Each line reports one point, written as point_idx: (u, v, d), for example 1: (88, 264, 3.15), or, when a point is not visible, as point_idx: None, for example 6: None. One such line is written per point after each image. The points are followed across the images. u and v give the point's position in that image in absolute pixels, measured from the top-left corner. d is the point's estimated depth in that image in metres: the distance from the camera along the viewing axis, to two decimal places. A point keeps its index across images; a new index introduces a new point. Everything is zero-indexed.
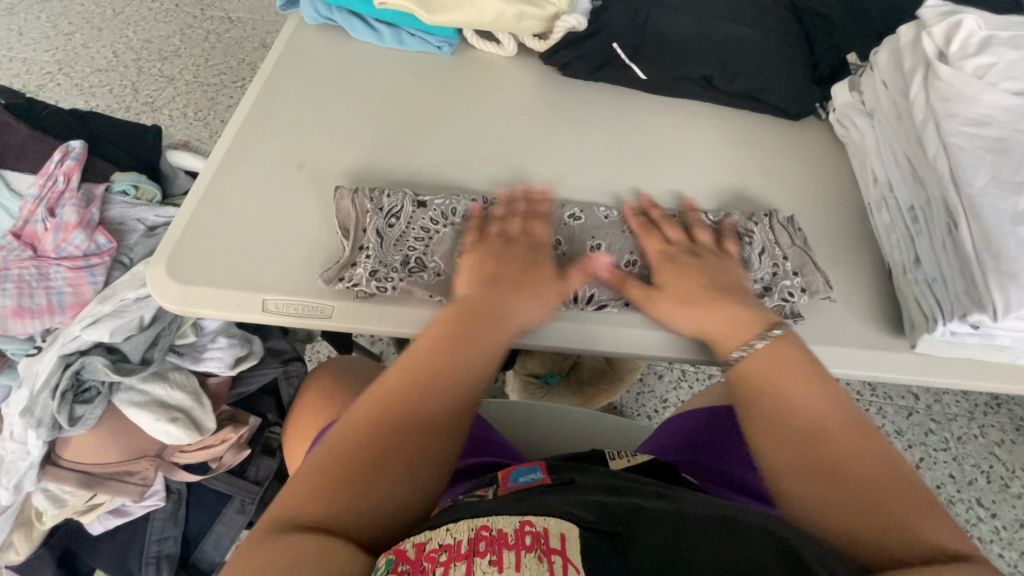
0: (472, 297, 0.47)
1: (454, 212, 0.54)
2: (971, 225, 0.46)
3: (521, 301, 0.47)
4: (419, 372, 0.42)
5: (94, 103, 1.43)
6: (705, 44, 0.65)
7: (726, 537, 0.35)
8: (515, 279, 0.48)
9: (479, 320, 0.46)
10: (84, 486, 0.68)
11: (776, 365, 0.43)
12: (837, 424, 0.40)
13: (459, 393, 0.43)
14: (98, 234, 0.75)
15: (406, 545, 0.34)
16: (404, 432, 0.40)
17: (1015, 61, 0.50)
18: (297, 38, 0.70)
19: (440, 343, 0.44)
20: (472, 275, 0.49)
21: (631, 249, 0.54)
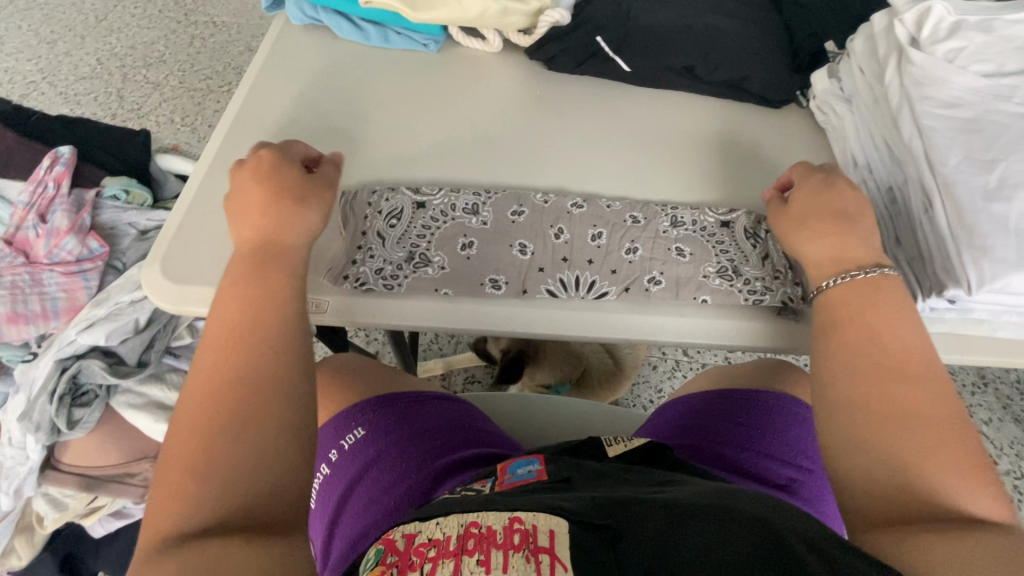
0: (249, 239, 0.47)
1: (454, 207, 0.56)
2: (945, 202, 0.48)
3: (292, 216, 0.48)
4: (223, 327, 0.42)
5: (80, 110, 1.42)
6: (687, 36, 0.66)
7: (720, 523, 0.35)
8: (272, 203, 0.49)
9: (259, 253, 0.47)
10: (84, 488, 0.69)
11: (873, 296, 0.45)
12: (918, 367, 0.41)
13: (264, 322, 0.43)
14: (90, 238, 0.75)
15: (398, 537, 0.39)
16: (241, 389, 0.39)
17: (984, 44, 0.52)
18: (284, 39, 0.71)
19: (226, 305, 0.44)
20: (239, 222, 0.48)
21: (629, 238, 0.55)
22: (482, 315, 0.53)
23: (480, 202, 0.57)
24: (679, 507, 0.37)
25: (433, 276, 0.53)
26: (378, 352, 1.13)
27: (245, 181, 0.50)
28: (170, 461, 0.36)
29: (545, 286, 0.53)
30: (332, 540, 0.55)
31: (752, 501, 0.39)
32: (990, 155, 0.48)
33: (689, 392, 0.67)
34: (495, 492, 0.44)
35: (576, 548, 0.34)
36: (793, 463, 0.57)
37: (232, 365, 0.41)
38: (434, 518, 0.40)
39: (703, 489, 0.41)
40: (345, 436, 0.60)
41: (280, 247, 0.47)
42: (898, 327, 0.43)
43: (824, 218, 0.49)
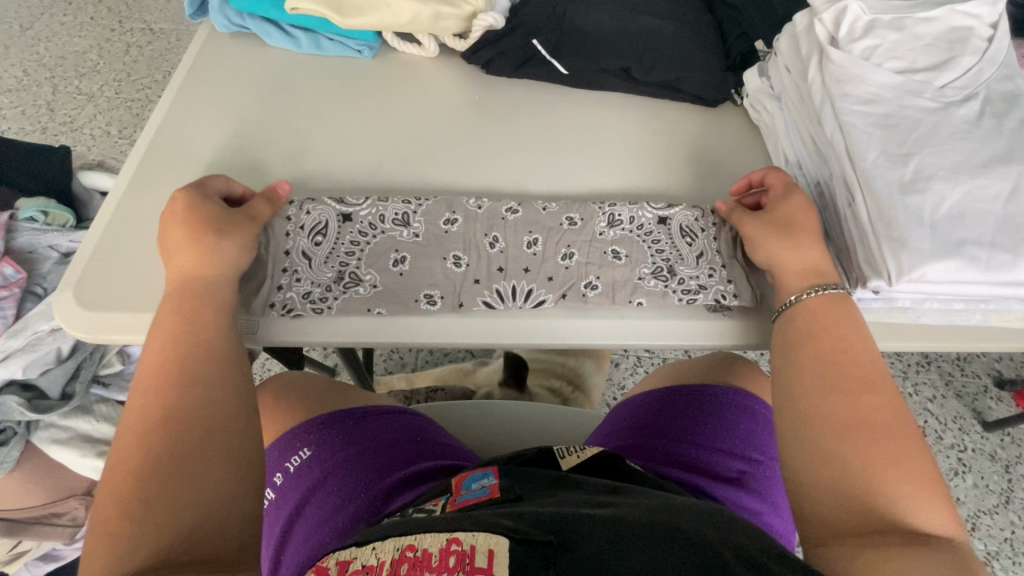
0: (181, 272, 0.46)
1: (382, 219, 0.55)
2: (866, 197, 0.49)
3: (223, 248, 0.47)
4: (152, 369, 0.41)
5: (5, 125, 1.33)
6: (621, 38, 0.67)
7: (662, 548, 0.35)
8: (200, 233, 0.47)
9: (195, 287, 0.45)
10: (5, 533, 0.65)
11: (836, 314, 0.46)
12: (881, 383, 0.42)
13: (202, 360, 0.42)
14: (3, 264, 0.70)
15: (330, 562, 0.38)
16: (179, 429, 0.39)
17: (896, 42, 0.54)
18: (210, 48, 0.68)
19: (162, 343, 0.42)
20: (169, 256, 0.47)
21: (567, 243, 0.55)
22: (421, 332, 0.52)
23: (410, 211, 0.55)
24: (622, 524, 0.37)
25: (364, 295, 0.52)
26: (336, 366, 1.10)
27: (171, 213, 0.48)
28: (104, 504, 0.36)
29: (481, 298, 0.53)
30: (279, 568, 0.53)
31: (696, 517, 0.39)
32: (905, 149, 0.50)
33: (643, 390, 0.67)
34: (445, 512, 0.43)
35: (515, 567, 0.34)
36: (743, 455, 0.58)
37: (169, 405, 0.40)
38: (370, 543, 0.39)
39: (649, 503, 0.41)
40: (290, 458, 0.58)
41: (217, 281, 0.46)
42: (859, 339, 0.45)
43: (803, 231, 0.51)
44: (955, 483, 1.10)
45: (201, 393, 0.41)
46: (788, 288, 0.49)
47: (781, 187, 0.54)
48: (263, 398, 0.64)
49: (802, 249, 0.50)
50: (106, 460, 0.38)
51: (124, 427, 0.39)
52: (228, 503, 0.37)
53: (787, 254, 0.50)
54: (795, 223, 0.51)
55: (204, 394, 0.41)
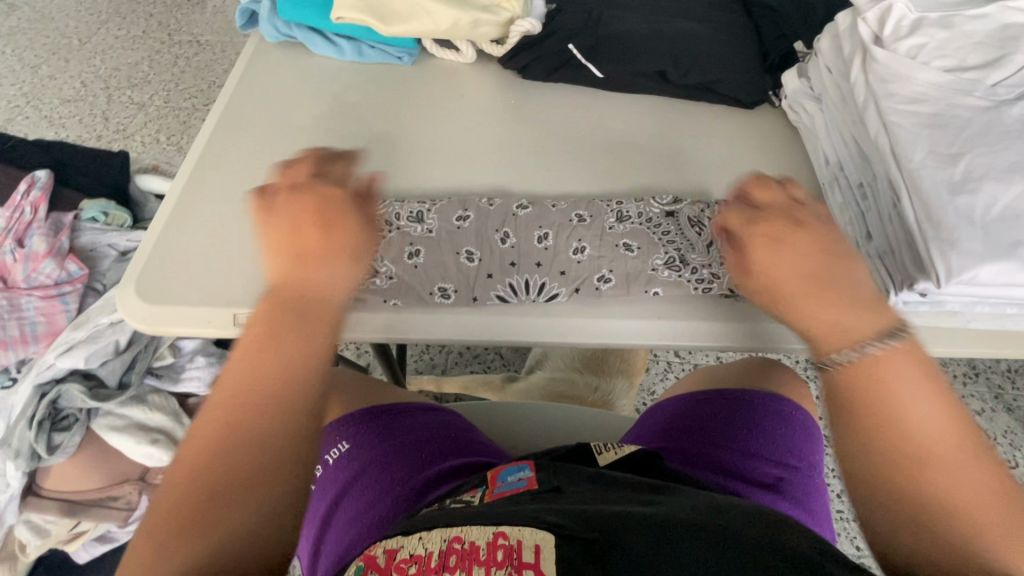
0: (287, 277, 0.39)
1: (398, 216, 0.56)
2: (912, 198, 0.48)
3: (337, 267, 0.40)
4: (245, 387, 0.35)
5: (64, 133, 1.42)
6: (657, 41, 0.67)
7: (712, 546, 0.35)
8: (324, 246, 0.40)
9: (288, 299, 0.38)
10: (67, 513, 0.70)
11: (898, 374, 0.36)
12: (942, 447, 0.34)
13: (274, 393, 0.35)
14: (69, 261, 0.76)
15: (378, 552, 0.39)
16: (247, 471, 0.33)
17: (944, 40, 0.53)
18: (259, 56, 0.72)
19: (256, 350, 0.36)
20: (281, 249, 0.40)
21: (575, 236, 0.56)
22: (452, 324, 0.53)
23: (424, 210, 0.57)
24: (667, 523, 0.37)
25: (381, 287, 0.54)
26: (369, 364, 1.13)
27: (294, 203, 0.41)
28: (151, 540, 0.31)
29: (494, 292, 0.54)
30: (320, 557, 0.54)
31: (741, 518, 0.39)
32: (955, 149, 0.49)
33: (677, 394, 0.67)
34: (485, 501, 0.44)
35: (565, 565, 0.34)
36: (779, 462, 0.57)
37: (242, 433, 0.34)
38: (417, 533, 0.40)
39: (694, 504, 0.41)
40: (331, 450, 0.60)
41: (311, 300, 0.39)
42: (914, 402, 0.35)
43: (796, 284, 0.40)
44: None
45: (298, 435, 0.35)
46: (822, 347, 0.39)
47: (739, 239, 0.45)
48: None
49: (817, 304, 0.39)
50: (166, 467, 0.33)
51: (198, 437, 0.34)
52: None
53: (810, 307, 0.40)
54: (780, 288, 0.41)
55: (281, 438, 0.35)
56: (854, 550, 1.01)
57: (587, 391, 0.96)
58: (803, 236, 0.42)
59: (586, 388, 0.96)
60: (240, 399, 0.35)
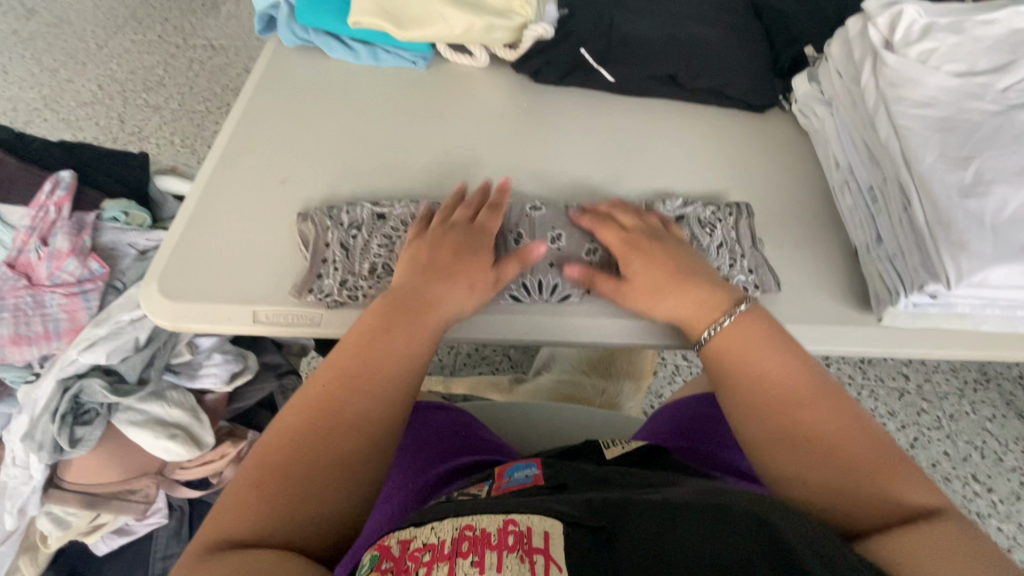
0: (410, 287, 0.49)
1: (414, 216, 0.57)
2: (922, 200, 0.49)
3: (452, 289, 0.49)
4: (359, 364, 0.43)
5: (82, 136, 1.45)
6: (668, 45, 0.68)
7: (714, 522, 0.36)
8: (442, 271, 0.50)
9: (421, 304, 0.48)
10: (86, 505, 0.71)
11: (747, 339, 0.45)
12: (800, 387, 0.42)
13: (399, 376, 0.44)
14: (91, 259, 0.77)
15: (391, 543, 0.39)
16: (353, 421, 0.41)
17: (955, 45, 0.54)
18: (277, 59, 0.73)
19: (373, 338, 0.45)
20: (416, 267, 0.50)
21: (589, 239, 0.56)
22: (464, 323, 0.55)
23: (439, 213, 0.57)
24: (669, 506, 0.38)
25: None
26: None
27: (436, 235, 0.53)
28: (266, 458, 0.39)
29: (508, 292, 0.55)
30: None
31: (742, 497, 0.40)
32: (965, 152, 0.49)
33: (686, 396, 0.68)
34: (491, 494, 0.45)
35: (572, 551, 0.35)
36: None
37: (348, 398, 0.42)
38: (429, 522, 0.40)
39: (696, 489, 0.42)
40: None
41: (438, 312, 0.48)
42: (767, 357, 0.44)
43: (666, 280, 0.50)
44: (1017, 509, 1.04)
45: (389, 416, 0.43)
46: (696, 328, 0.48)
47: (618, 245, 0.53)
48: None
49: (664, 304, 0.50)
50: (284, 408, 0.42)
51: (315, 389, 0.42)
52: (344, 520, 0.38)
53: (662, 308, 0.50)
54: (657, 285, 0.50)
55: (390, 411, 0.43)
56: None
57: (594, 394, 0.96)
58: (663, 244, 0.52)
59: (593, 390, 0.97)
60: (353, 372, 0.43)
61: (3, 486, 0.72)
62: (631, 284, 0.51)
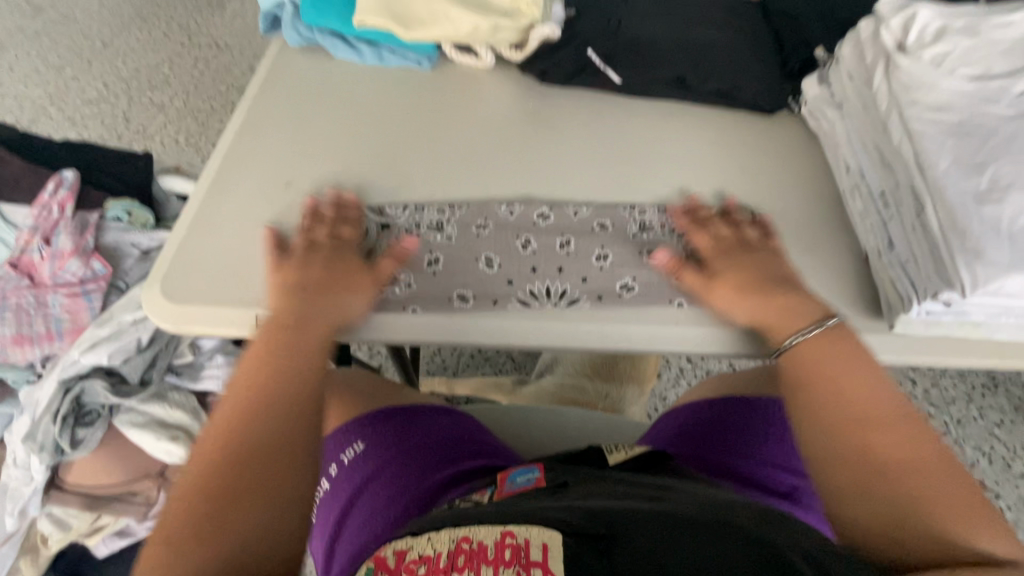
0: (289, 308, 0.49)
1: (419, 224, 0.58)
2: (936, 206, 0.48)
3: (333, 300, 0.51)
4: (249, 399, 0.45)
5: (86, 134, 1.45)
6: (676, 47, 0.67)
7: (717, 540, 0.35)
8: (325, 285, 0.51)
9: (296, 324, 0.48)
10: (88, 508, 0.72)
11: (840, 358, 0.45)
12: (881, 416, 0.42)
13: (286, 401, 0.45)
14: (93, 260, 0.77)
15: (388, 553, 0.39)
16: (251, 461, 0.42)
17: (970, 48, 0.53)
18: (281, 59, 0.73)
19: (257, 368, 0.46)
20: (291, 287, 0.51)
21: (599, 243, 0.57)
22: (467, 327, 0.54)
23: (444, 218, 0.58)
24: (672, 517, 0.38)
25: (400, 295, 0.54)
26: (381, 365, 1.14)
27: (316, 253, 0.53)
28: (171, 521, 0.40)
29: (515, 298, 0.54)
30: (333, 555, 0.54)
31: (745, 514, 0.39)
32: (980, 158, 0.48)
33: (690, 399, 0.67)
34: (493, 500, 0.44)
35: (572, 561, 0.34)
36: (792, 468, 0.57)
37: (242, 436, 0.43)
38: (424, 534, 0.40)
39: (700, 499, 0.41)
40: (344, 450, 0.60)
41: (316, 326, 0.49)
42: (855, 381, 0.44)
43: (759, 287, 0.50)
44: None
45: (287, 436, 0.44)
46: (779, 335, 0.49)
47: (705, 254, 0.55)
48: None
49: (749, 307, 0.50)
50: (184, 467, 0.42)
51: (209, 437, 0.43)
52: (267, 555, 0.40)
53: (742, 310, 0.51)
54: (744, 288, 0.51)
55: (283, 434, 0.44)
56: None
57: (597, 398, 0.95)
58: (759, 256, 0.52)
59: (596, 394, 0.96)
60: (244, 408, 0.44)
61: (5, 487, 0.72)
62: (718, 282, 0.52)
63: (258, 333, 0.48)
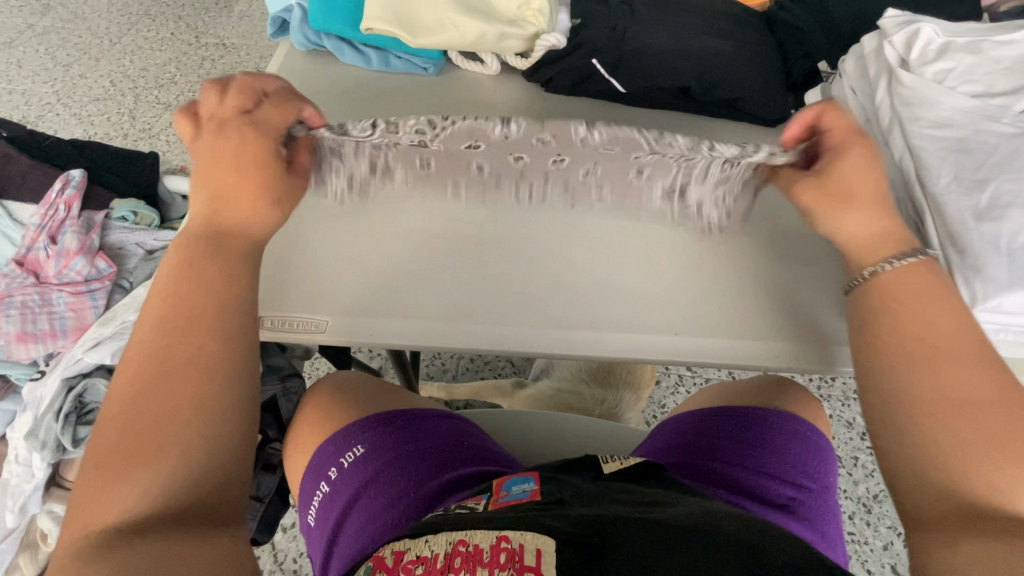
0: (208, 217, 0.46)
1: (397, 141, 0.51)
2: (936, 222, 0.48)
3: (252, 206, 0.46)
4: (166, 314, 0.41)
5: (92, 131, 1.45)
6: (682, 57, 0.67)
7: (710, 553, 0.36)
8: (244, 186, 0.46)
9: (215, 234, 0.46)
10: None
11: (921, 282, 0.43)
12: (967, 346, 0.40)
13: (208, 309, 0.42)
14: (98, 259, 0.78)
15: (386, 553, 0.40)
16: (183, 374, 0.39)
17: (971, 65, 0.53)
18: (289, 62, 0.73)
19: (174, 280, 0.43)
20: (202, 189, 0.47)
21: (593, 160, 0.54)
22: (462, 279, 0.57)
23: (426, 135, 0.50)
24: (664, 526, 0.38)
25: (399, 177, 0.58)
26: (381, 368, 1.14)
27: (216, 150, 0.46)
28: (106, 447, 0.37)
29: (506, 197, 0.60)
30: (331, 557, 0.54)
31: (739, 523, 0.40)
32: (980, 175, 0.49)
33: (690, 409, 0.67)
34: (488, 508, 0.45)
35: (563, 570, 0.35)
36: (792, 482, 0.56)
37: (161, 348, 0.40)
38: (422, 535, 0.41)
39: (692, 510, 0.41)
40: (344, 454, 0.59)
41: (237, 232, 0.46)
42: (943, 309, 0.42)
43: (863, 197, 0.46)
44: None
45: (211, 343, 0.41)
46: (866, 258, 0.46)
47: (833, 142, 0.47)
48: (318, 396, 0.66)
49: (853, 217, 0.46)
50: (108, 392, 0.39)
51: (129, 357, 0.40)
52: (224, 466, 0.39)
53: (845, 222, 0.47)
54: (854, 192, 0.46)
55: (207, 340, 0.41)
56: (865, 572, 1.00)
57: (593, 404, 0.96)
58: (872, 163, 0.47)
59: (592, 400, 0.97)
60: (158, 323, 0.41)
61: (8, 482, 0.73)
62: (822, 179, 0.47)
63: (171, 253, 0.45)
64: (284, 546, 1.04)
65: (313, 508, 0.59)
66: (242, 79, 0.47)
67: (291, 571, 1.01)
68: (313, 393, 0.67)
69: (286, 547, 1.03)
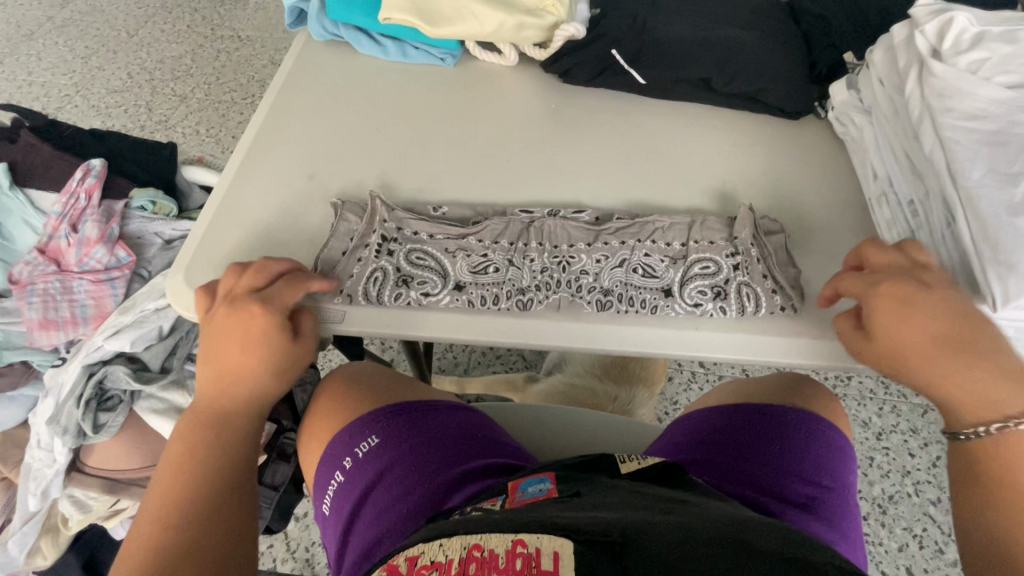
0: (211, 392, 0.50)
1: (435, 289, 0.54)
2: (969, 217, 0.47)
3: (256, 365, 0.49)
4: (174, 489, 0.45)
5: (110, 123, 1.46)
6: (703, 47, 0.66)
7: (735, 559, 0.35)
8: (248, 349, 0.49)
9: (214, 414, 0.49)
10: (107, 491, 0.73)
11: None
12: None
13: (213, 478, 0.46)
14: (118, 248, 0.79)
15: (400, 560, 0.40)
16: (187, 539, 0.42)
17: (1009, 55, 0.51)
18: (307, 52, 0.73)
19: (179, 460, 0.47)
20: (209, 364, 0.50)
21: (610, 261, 0.55)
22: None
23: (463, 291, 0.54)
24: (684, 530, 0.37)
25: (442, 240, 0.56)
26: (393, 360, 1.15)
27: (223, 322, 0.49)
28: None
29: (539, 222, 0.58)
30: (346, 549, 0.55)
31: (773, 537, 0.38)
32: (1015, 168, 0.47)
33: (706, 406, 0.66)
34: (505, 508, 0.44)
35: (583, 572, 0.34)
36: (811, 480, 0.55)
37: (169, 519, 0.43)
38: (437, 539, 0.40)
39: (714, 515, 0.41)
40: (358, 444, 0.59)
41: (239, 408, 0.50)
42: None
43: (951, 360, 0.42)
44: None
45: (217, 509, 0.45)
46: (964, 416, 0.42)
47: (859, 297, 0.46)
48: (332, 385, 0.67)
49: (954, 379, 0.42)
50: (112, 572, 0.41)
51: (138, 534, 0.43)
52: None
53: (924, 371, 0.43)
54: (917, 354, 0.43)
55: (212, 506, 0.45)
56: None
57: (607, 401, 0.94)
58: (948, 314, 0.43)
59: (605, 397, 0.95)
60: (168, 499, 0.45)
61: (28, 467, 0.74)
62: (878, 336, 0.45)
63: (176, 435, 0.49)
64: (296, 535, 1.05)
65: (327, 498, 0.59)
66: (262, 262, 0.51)
67: (303, 559, 1.03)
68: (328, 382, 0.68)
69: (298, 536, 1.04)
